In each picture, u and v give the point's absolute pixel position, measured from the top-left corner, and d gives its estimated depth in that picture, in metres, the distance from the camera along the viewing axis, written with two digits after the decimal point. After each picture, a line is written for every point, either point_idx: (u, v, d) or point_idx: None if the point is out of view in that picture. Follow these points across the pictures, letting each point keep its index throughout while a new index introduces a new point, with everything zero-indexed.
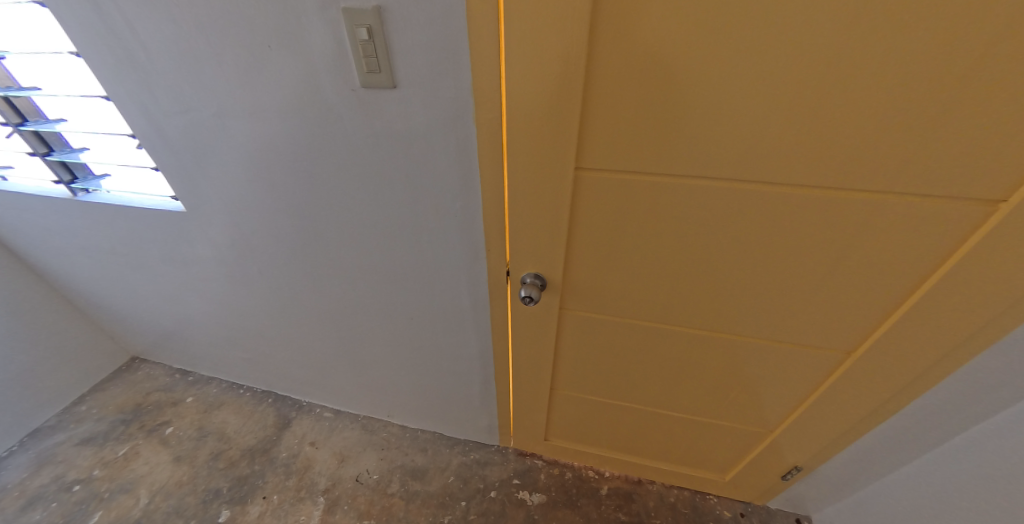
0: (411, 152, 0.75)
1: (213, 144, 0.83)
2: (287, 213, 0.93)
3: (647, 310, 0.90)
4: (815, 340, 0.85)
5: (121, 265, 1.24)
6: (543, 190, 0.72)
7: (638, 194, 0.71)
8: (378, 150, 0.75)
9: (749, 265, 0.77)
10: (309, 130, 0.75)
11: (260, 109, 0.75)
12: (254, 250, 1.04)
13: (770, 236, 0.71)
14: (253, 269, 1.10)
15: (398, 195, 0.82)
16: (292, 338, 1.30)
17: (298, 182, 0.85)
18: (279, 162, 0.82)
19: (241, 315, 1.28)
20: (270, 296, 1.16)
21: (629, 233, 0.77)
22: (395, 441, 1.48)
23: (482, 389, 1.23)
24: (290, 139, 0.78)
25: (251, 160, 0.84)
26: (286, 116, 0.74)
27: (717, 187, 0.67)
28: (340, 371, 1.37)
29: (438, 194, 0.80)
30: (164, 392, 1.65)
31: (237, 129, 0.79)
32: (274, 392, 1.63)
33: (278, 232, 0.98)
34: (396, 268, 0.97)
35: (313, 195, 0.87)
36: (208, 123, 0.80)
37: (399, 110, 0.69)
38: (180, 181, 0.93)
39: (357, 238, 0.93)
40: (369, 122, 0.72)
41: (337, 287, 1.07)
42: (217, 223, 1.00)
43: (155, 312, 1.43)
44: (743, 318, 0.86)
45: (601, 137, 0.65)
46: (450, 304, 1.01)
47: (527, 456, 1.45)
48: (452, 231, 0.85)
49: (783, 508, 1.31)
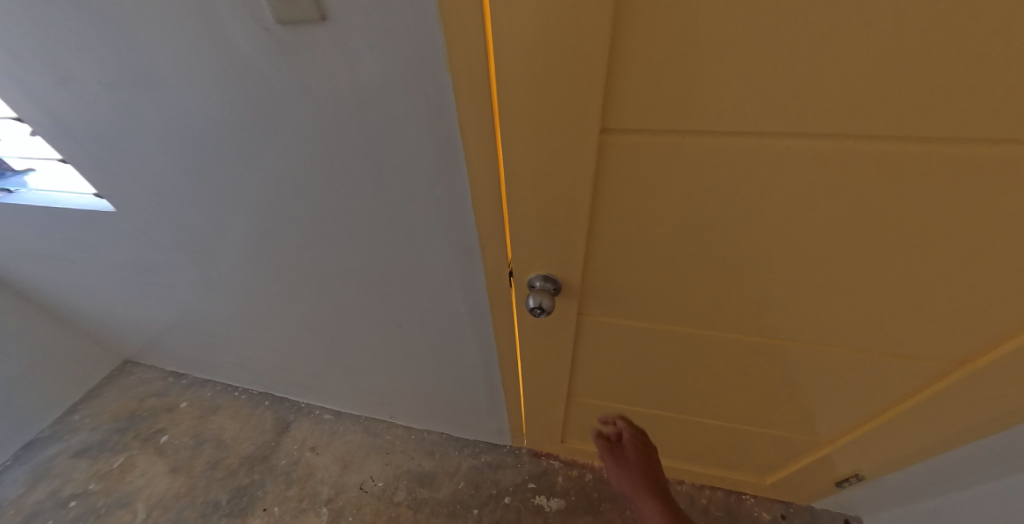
0: (367, 119, 0.56)
1: (121, 123, 0.66)
2: (239, 203, 0.76)
3: (689, 311, 0.70)
4: (912, 346, 0.64)
5: (80, 271, 1.11)
6: (551, 173, 0.51)
7: (689, 171, 0.49)
8: (324, 118, 0.57)
9: (839, 261, 0.55)
10: (233, 93, 0.57)
11: (160, 73, 0.56)
12: (213, 249, 0.89)
13: (882, 221, 0.49)
14: (218, 269, 0.96)
15: (364, 177, 0.64)
16: (278, 341, 1.18)
17: (240, 164, 0.68)
18: (212, 140, 0.65)
19: (219, 316, 1.16)
20: (245, 299, 1.03)
21: (672, 223, 0.56)
22: (400, 443, 1.37)
23: (491, 394, 1.09)
24: (213, 107, 0.59)
25: (178, 140, 0.66)
26: (199, 78, 0.56)
27: (820, 150, 0.43)
28: (333, 374, 1.25)
29: (411, 175, 0.61)
30: (158, 397, 1.56)
31: (140, 102, 0.61)
32: (270, 394, 1.53)
33: (235, 227, 0.82)
34: (376, 266, 0.81)
35: (261, 180, 0.69)
36: (109, 95, 0.61)
37: (341, 58, 0.50)
38: (107, 172, 0.77)
39: (326, 232, 0.77)
40: (305, 79, 0.53)
41: (309, 285, 0.93)
42: (158, 224, 0.85)
43: (133, 318, 1.32)
44: (818, 324, 0.66)
45: (642, 87, 0.42)
46: (443, 306, 0.85)
47: (542, 456, 1.32)
48: (433, 219, 0.67)
49: (828, 508, 1.17)
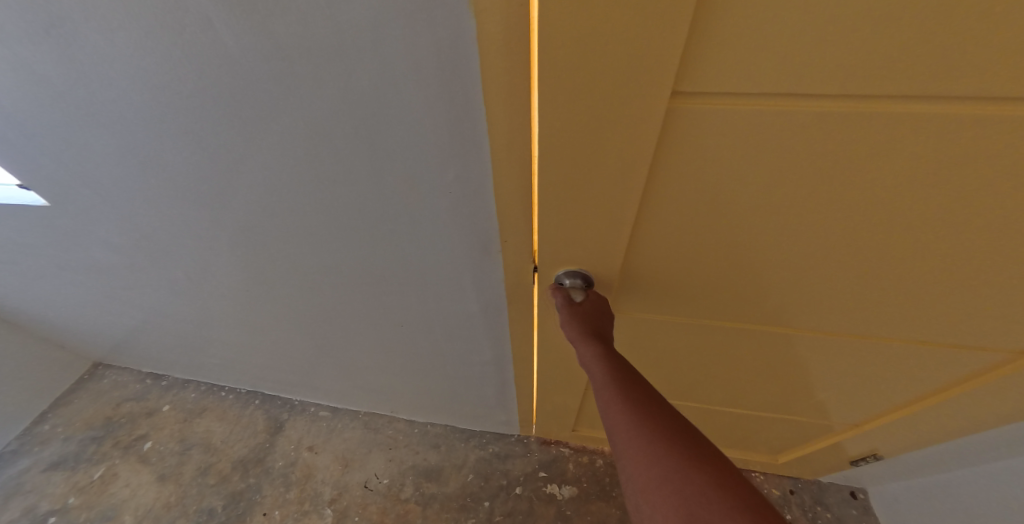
0: (358, 81, 0.44)
1: (67, 83, 0.57)
2: (219, 172, 0.66)
3: (734, 307, 0.63)
4: (979, 339, 0.58)
5: (55, 254, 1.02)
6: (599, 154, 0.41)
7: (771, 145, 0.39)
8: (305, 76, 0.46)
9: (928, 252, 0.47)
10: (192, 36, 0.46)
11: (103, 22, 0.47)
12: (201, 223, 0.80)
13: (998, 206, 0.40)
14: (206, 248, 0.87)
15: (357, 146, 0.53)
16: (269, 334, 1.10)
17: (215, 126, 0.58)
18: (179, 99, 0.55)
19: (201, 306, 1.09)
20: (236, 278, 0.94)
21: (736, 209, 0.47)
22: (403, 438, 1.31)
23: (500, 387, 1.02)
24: (168, 53, 0.48)
25: (141, 97, 0.56)
26: (147, 18, 0.45)
27: (946, 117, 0.34)
28: (327, 368, 1.18)
29: (415, 149, 0.51)
30: (136, 402, 1.45)
31: (85, 59, 0.52)
32: (260, 392, 1.44)
33: (220, 201, 0.73)
34: (377, 250, 0.72)
35: (237, 145, 0.59)
36: (50, 41, 0.50)
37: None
38: (73, 135, 0.67)
39: (322, 210, 0.67)
40: (276, 27, 0.42)
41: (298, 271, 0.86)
42: (136, 197, 0.79)
43: (108, 312, 1.21)
44: (879, 319, 0.59)
45: (734, 30, 0.31)
46: (450, 296, 0.76)
47: (551, 444, 1.28)
48: (441, 199, 0.57)
49: (836, 482, 1.17)
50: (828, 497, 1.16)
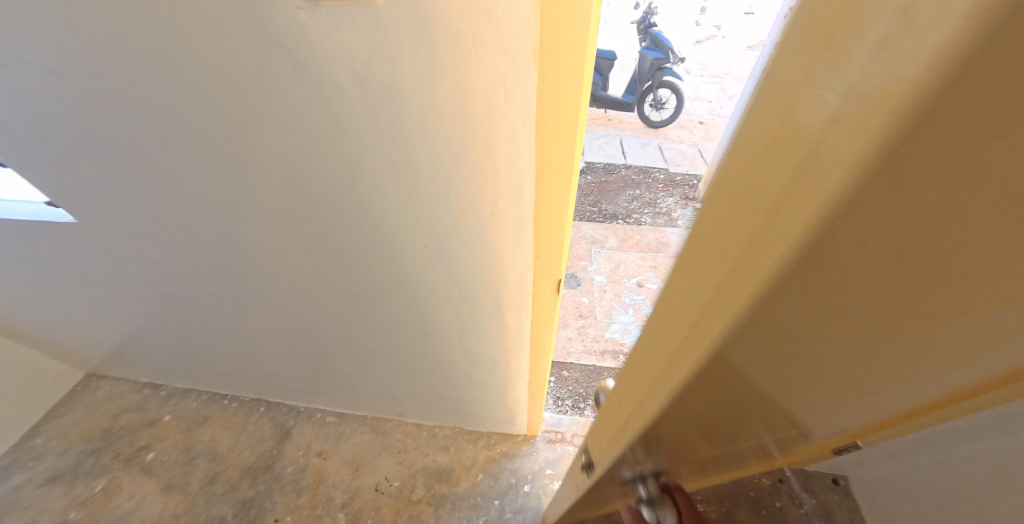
0: (410, 116, 0.49)
1: (125, 109, 0.59)
2: (255, 196, 0.68)
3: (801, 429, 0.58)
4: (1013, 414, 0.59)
5: (64, 269, 1.01)
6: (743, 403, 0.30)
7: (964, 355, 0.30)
8: (360, 111, 0.50)
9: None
10: (263, 71, 0.48)
11: (176, 59, 0.50)
12: (224, 244, 0.81)
13: None
14: (224, 268, 0.88)
15: (410, 172, 0.56)
16: (282, 346, 1.12)
17: (265, 155, 0.60)
18: (235, 127, 0.57)
19: (212, 322, 1.09)
20: (251, 297, 0.95)
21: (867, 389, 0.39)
22: (412, 441, 1.36)
23: (512, 391, 1.08)
24: (236, 86, 0.51)
25: (197, 123, 0.58)
26: (224, 59, 0.49)
27: None
28: (340, 376, 1.20)
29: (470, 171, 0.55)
30: (135, 412, 1.43)
31: (149, 89, 0.55)
32: (265, 400, 1.45)
33: (249, 224, 0.74)
34: (410, 272, 0.74)
35: (283, 170, 0.62)
36: (118, 71, 0.53)
37: (405, 33, 0.41)
38: (112, 157, 0.68)
39: (359, 238, 0.70)
40: (342, 72, 0.46)
41: (313, 290, 0.87)
42: (162, 220, 0.80)
43: (111, 326, 1.20)
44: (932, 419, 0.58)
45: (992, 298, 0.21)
46: (478, 314, 0.80)
47: (557, 442, 1.36)
48: (486, 218, 0.61)
49: (819, 470, 1.28)
50: (812, 484, 1.28)
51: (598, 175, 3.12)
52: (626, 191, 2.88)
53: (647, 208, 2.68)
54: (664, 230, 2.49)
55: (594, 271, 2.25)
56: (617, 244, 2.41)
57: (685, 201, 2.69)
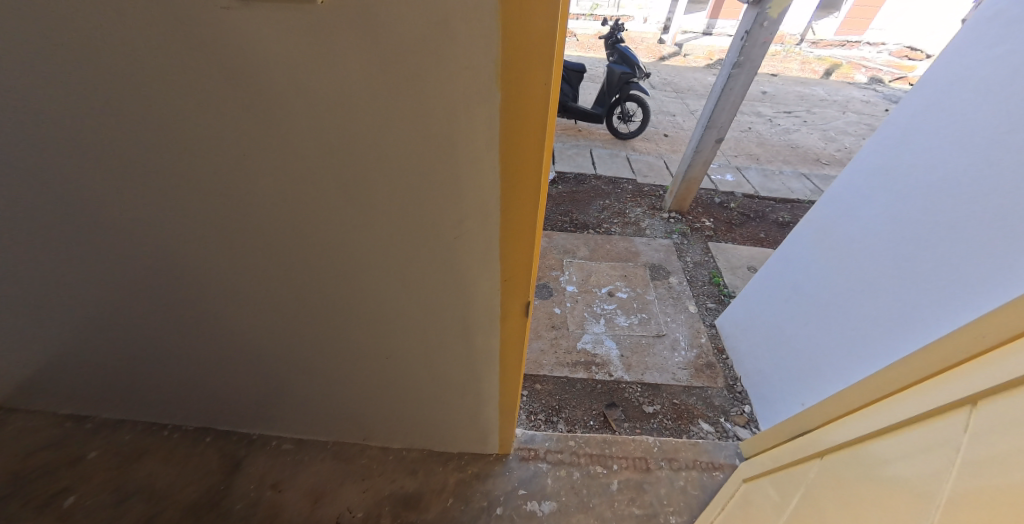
0: (375, 134, 0.45)
1: (38, 112, 0.51)
2: (193, 212, 0.60)
3: None
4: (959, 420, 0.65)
5: None
6: None
7: None
8: (320, 128, 0.45)
9: None
10: (199, 74, 0.43)
11: (102, 60, 0.44)
12: (157, 263, 0.71)
13: None
14: (158, 292, 0.77)
15: (369, 190, 0.52)
16: (230, 374, 1.01)
17: (204, 168, 0.53)
18: (166, 136, 0.50)
19: (146, 352, 0.96)
20: (190, 321, 0.84)
21: None
22: (378, 466, 1.28)
23: (483, 412, 1.04)
24: (167, 91, 0.45)
25: (122, 132, 0.51)
26: (160, 63, 0.43)
27: None
28: (297, 403, 1.11)
29: (433, 190, 0.50)
30: (54, 449, 1.20)
31: (67, 92, 0.47)
32: (213, 428, 1.32)
33: (187, 242, 0.66)
34: (372, 295, 0.68)
35: (225, 185, 0.55)
36: (28, 68, 0.46)
37: (358, 40, 0.37)
38: (18, 165, 0.59)
39: (315, 259, 0.64)
40: (300, 84, 0.42)
41: (265, 316, 0.78)
42: (84, 238, 0.69)
43: (20, 356, 1.04)
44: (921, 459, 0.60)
45: None
46: (446, 337, 0.75)
47: (530, 459, 1.32)
48: (450, 241, 0.57)
49: None
50: None
51: (567, 184, 3.15)
52: (595, 201, 2.92)
53: (616, 218, 2.73)
54: (632, 239, 2.53)
55: (565, 281, 2.24)
56: (587, 254, 2.43)
57: (652, 210, 2.76)
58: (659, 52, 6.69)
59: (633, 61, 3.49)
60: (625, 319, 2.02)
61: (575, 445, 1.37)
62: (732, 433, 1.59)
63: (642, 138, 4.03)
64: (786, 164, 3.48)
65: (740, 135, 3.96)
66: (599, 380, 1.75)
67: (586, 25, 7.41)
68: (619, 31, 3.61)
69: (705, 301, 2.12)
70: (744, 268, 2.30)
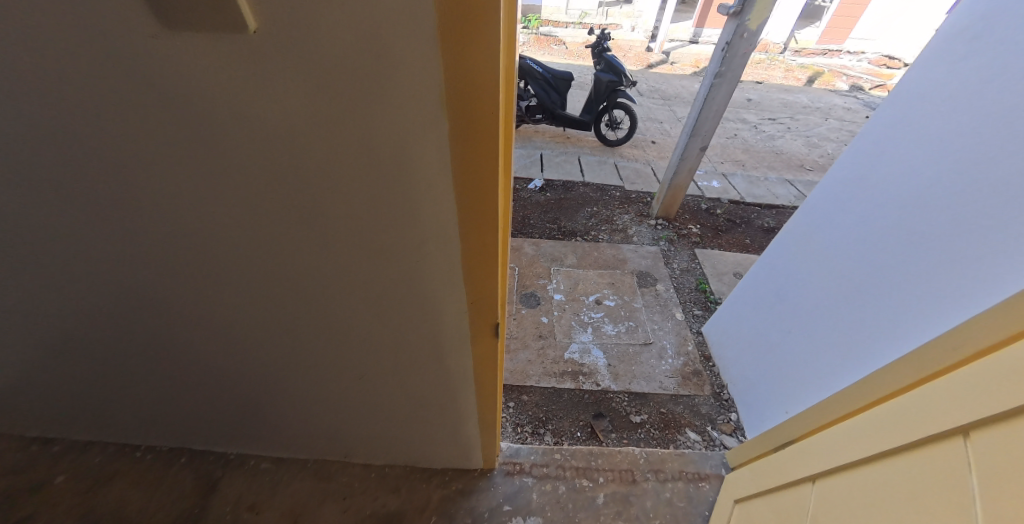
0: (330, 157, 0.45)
1: None
2: (149, 235, 0.58)
3: None
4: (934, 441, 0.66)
5: None
6: None
7: None
8: (275, 151, 0.45)
9: None
10: (147, 95, 0.42)
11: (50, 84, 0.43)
12: (116, 286, 0.69)
13: None
14: (120, 314, 0.75)
15: (327, 210, 0.50)
16: (203, 394, 0.98)
17: (160, 191, 0.52)
18: (117, 157, 0.49)
19: (114, 374, 0.93)
20: (155, 343, 0.81)
21: None
22: (359, 484, 1.25)
23: (464, 429, 1.02)
24: (119, 114, 0.44)
25: (74, 155, 0.50)
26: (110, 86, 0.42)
27: None
28: (274, 422, 1.08)
29: (391, 209, 0.49)
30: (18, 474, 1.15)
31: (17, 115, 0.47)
32: (188, 448, 1.28)
33: (145, 265, 0.63)
34: (339, 315, 0.67)
35: (180, 206, 0.53)
36: None
37: (302, 54, 0.37)
38: None
39: (280, 280, 0.62)
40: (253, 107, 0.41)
41: (233, 336, 0.76)
42: (41, 261, 0.67)
43: None
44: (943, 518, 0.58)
45: None
46: (419, 356, 0.73)
47: (515, 473, 1.30)
48: (412, 265, 0.56)
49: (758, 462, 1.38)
50: None
51: (556, 192, 3.15)
52: (584, 208, 2.93)
53: (603, 225, 2.73)
54: (620, 246, 2.53)
55: (553, 289, 2.24)
56: (575, 261, 2.43)
57: (640, 217, 2.77)
58: (647, 60, 6.78)
59: (620, 69, 3.50)
60: (612, 327, 2.01)
61: (560, 458, 1.35)
62: (719, 441, 1.58)
63: (630, 146, 4.06)
64: (772, 170, 3.52)
65: (727, 142, 4.01)
66: (586, 390, 1.74)
67: (575, 33, 7.49)
68: (606, 40, 3.62)
69: (692, 308, 2.13)
70: (730, 274, 2.31)
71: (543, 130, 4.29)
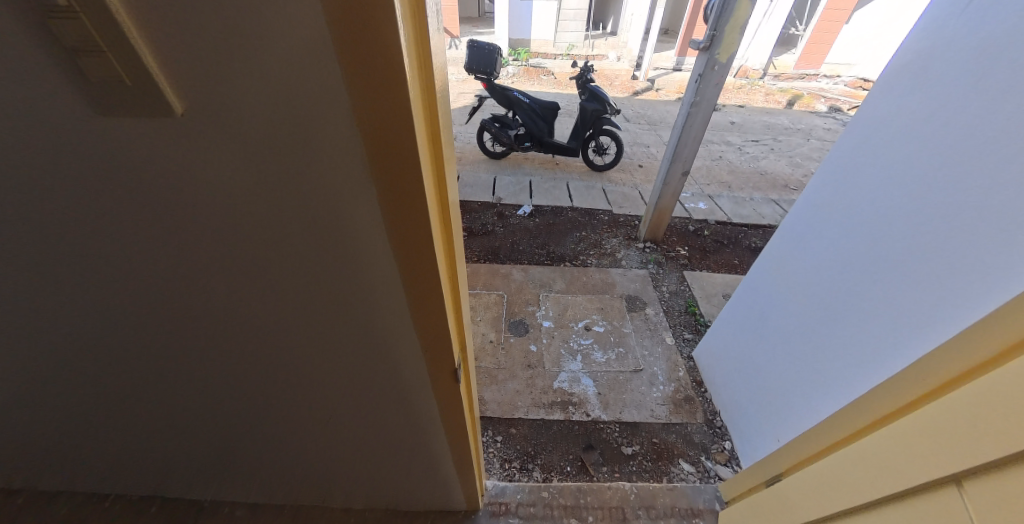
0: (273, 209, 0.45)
1: None
2: (90, 292, 0.56)
3: None
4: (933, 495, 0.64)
5: None
6: None
7: None
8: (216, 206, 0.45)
9: None
10: (70, 160, 0.41)
11: None
12: (60, 344, 0.65)
13: None
14: (68, 372, 0.71)
15: (273, 247, 0.50)
16: (167, 444, 0.94)
17: (97, 249, 0.50)
18: (46, 219, 0.47)
19: (69, 428, 0.89)
20: (109, 393, 0.77)
21: None
22: None
23: (441, 470, 0.98)
24: (41, 179, 0.43)
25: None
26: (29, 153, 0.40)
27: None
28: (245, 469, 1.04)
29: (332, 240, 0.49)
30: None
31: None
32: (158, 497, 1.22)
33: (89, 321, 0.61)
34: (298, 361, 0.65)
35: (121, 259, 0.52)
36: None
37: (229, 109, 0.37)
38: None
39: (237, 323, 0.61)
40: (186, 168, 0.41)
41: (193, 386, 0.74)
42: None
43: None
44: None
45: None
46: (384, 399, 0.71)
47: (500, 514, 1.25)
48: (365, 307, 0.58)
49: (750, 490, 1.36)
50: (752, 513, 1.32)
51: (545, 217, 3.18)
52: (572, 233, 2.95)
53: (592, 249, 2.74)
54: (608, 270, 2.53)
55: (542, 316, 2.22)
56: (564, 286, 2.42)
57: (627, 241, 2.78)
58: (632, 86, 7.00)
59: (604, 98, 3.58)
60: (602, 354, 1.99)
61: (548, 497, 1.30)
62: (713, 472, 1.54)
63: (618, 169, 4.13)
64: (757, 190, 3.58)
65: (712, 164, 4.08)
66: (575, 421, 1.70)
67: (563, 63, 7.75)
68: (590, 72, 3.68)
69: (682, 332, 2.11)
70: (719, 296, 2.30)
71: (532, 156, 4.36)
